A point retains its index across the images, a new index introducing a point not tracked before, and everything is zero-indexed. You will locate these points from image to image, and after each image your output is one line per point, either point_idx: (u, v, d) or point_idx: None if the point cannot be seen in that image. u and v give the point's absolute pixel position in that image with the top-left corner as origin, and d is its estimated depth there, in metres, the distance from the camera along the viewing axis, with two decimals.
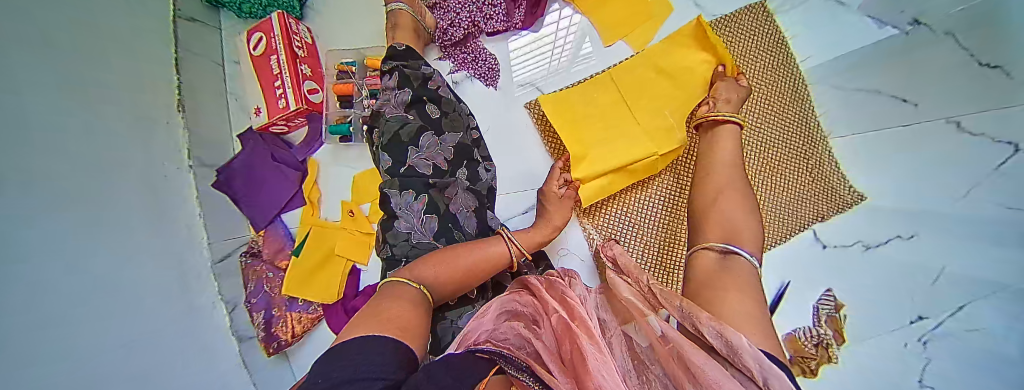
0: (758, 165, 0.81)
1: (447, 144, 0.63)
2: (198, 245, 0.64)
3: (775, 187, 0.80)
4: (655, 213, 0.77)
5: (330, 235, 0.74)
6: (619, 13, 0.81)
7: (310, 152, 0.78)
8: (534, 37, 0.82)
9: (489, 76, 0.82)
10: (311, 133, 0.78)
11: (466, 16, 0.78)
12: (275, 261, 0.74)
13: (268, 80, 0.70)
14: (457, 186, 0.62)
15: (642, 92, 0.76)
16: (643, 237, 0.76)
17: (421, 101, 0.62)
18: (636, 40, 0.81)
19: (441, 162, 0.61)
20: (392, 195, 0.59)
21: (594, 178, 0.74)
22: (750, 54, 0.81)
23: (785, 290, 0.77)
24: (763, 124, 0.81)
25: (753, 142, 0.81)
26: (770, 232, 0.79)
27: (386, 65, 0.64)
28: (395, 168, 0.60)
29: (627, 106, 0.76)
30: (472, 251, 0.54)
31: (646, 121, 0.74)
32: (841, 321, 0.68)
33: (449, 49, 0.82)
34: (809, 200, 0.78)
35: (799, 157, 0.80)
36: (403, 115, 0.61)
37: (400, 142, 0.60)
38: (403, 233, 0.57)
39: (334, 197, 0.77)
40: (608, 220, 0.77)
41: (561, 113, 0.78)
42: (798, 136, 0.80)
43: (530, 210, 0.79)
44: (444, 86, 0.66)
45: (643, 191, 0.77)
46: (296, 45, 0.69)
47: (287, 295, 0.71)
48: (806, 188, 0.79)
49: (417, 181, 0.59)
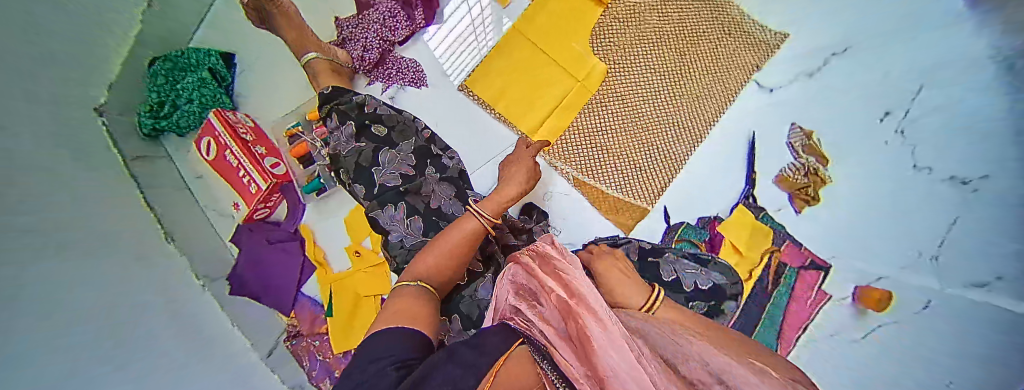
0: (681, 47, 0.86)
1: (405, 152, 0.66)
2: (244, 349, 0.67)
3: (703, 60, 0.85)
4: (608, 133, 0.81)
5: (348, 282, 0.78)
6: None
7: (298, 220, 0.81)
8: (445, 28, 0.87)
9: (418, 79, 0.86)
10: (291, 204, 0.80)
11: (375, 35, 0.82)
12: (314, 327, 0.78)
13: (232, 174, 0.74)
14: (430, 183, 0.65)
15: (552, 35, 0.84)
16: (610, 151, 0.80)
17: (365, 126, 0.66)
18: None
19: (407, 169, 0.65)
20: (377, 215, 0.63)
21: (541, 124, 0.82)
22: None
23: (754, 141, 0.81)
24: (668, 19, 0.86)
25: (668, 30, 0.86)
26: (716, 101, 0.83)
27: (322, 110, 0.68)
28: (370, 191, 0.64)
29: (545, 51, 0.84)
30: (453, 233, 0.59)
31: (562, 58, 0.83)
32: (816, 146, 0.73)
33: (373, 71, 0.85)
34: (739, 56, 0.83)
35: (715, 26, 0.85)
36: (356, 145, 0.65)
37: (364, 168, 0.64)
38: (397, 241, 0.62)
39: (336, 248, 0.81)
40: (573, 151, 0.81)
41: (492, 85, 0.85)
42: (700, 16, 0.86)
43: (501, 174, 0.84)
44: (382, 105, 0.68)
45: (592, 113, 0.82)
46: (241, 132, 0.71)
47: (339, 352, 0.75)
48: (731, 49, 0.84)
49: (391, 193, 0.63)
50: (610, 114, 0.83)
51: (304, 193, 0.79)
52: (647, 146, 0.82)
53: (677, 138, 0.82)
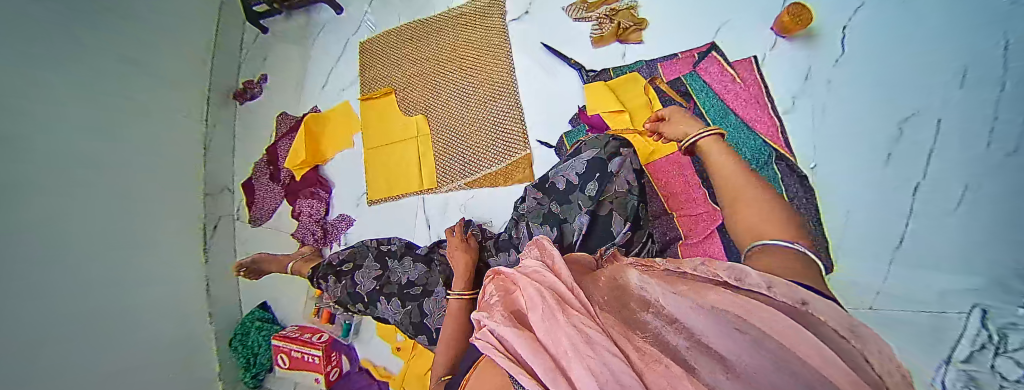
0: (454, 56, 0.98)
1: (368, 265, 0.89)
2: None
3: (473, 47, 0.96)
4: (461, 145, 0.95)
5: (408, 372, 0.92)
6: (332, 129, 1.11)
7: (357, 357, 1.00)
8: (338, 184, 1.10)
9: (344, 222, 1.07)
10: (347, 353, 1.00)
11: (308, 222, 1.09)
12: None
13: (304, 363, 0.97)
14: (392, 271, 0.86)
15: (382, 132, 1.04)
16: (472, 158, 0.93)
17: (339, 271, 0.90)
18: (351, 125, 1.09)
19: (374, 274, 0.87)
20: (376, 312, 0.84)
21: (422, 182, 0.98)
22: (383, 53, 1.08)
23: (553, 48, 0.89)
24: (428, 49, 1.02)
25: (436, 57, 1.01)
26: (503, 60, 0.92)
27: (314, 283, 0.94)
28: (363, 304, 0.86)
29: (384, 143, 1.03)
30: (451, 320, 0.69)
31: (399, 138, 1.02)
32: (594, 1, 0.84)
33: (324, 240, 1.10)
34: (490, 23, 0.95)
35: (459, 25, 0.99)
36: (340, 286, 0.89)
37: (352, 294, 0.87)
38: (395, 319, 0.82)
39: (386, 358, 0.96)
40: (450, 178, 0.95)
41: (379, 184, 1.02)
42: (442, 29, 1.00)
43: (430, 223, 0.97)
44: (343, 253, 0.94)
45: (441, 148, 0.97)
46: (297, 335, 1.00)
47: None
48: (481, 24, 0.96)
49: (373, 293, 0.85)
50: (452, 132, 0.96)
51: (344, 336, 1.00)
52: (491, 125, 0.92)
53: (499, 105, 0.92)
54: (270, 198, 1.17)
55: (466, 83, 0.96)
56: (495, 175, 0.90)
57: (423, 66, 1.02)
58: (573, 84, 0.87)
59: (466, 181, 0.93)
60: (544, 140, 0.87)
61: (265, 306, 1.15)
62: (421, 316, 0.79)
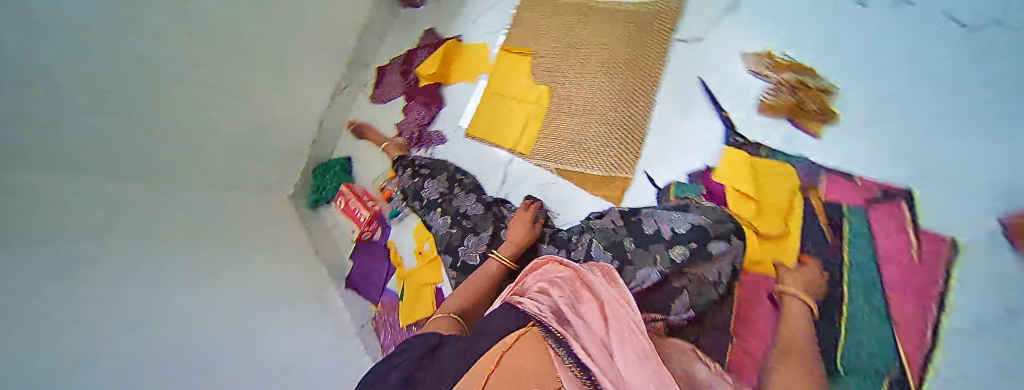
0: (603, 53, 0.97)
1: (440, 179, 0.98)
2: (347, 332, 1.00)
3: (625, 53, 0.93)
4: (571, 131, 0.94)
5: (416, 275, 1.04)
6: (466, 65, 1.18)
7: (387, 236, 1.14)
8: (449, 107, 1.18)
9: (437, 140, 1.15)
10: (383, 228, 1.15)
11: (410, 124, 1.18)
12: (391, 309, 1.04)
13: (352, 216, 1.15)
14: (457, 195, 0.94)
15: (508, 85, 1.08)
16: (573, 151, 0.91)
17: (417, 170, 1.01)
18: (483, 68, 1.14)
19: (442, 188, 0.96)
20: (428, 217, 0.95)
21: (520, 140, 1.00)
22: (537, 23, 1.11)
23: (710, 90, 0.80)
24: (595, 31, 1.00)
25: (585, 47, 1.00)
26: (649, 79, 0.88)
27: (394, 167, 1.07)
28: (421, 207, 0.97)
29: (503, 94, 1.07)
30: (481, 274, 0.72)
31: (519, 96, 1.04)
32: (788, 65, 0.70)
33: (418, 143, 1.18)
34: (655, 37, 0.91)
35: (623, 25, 0.96)
36: (410, 181, 1.01)
37: (416, 194, 0.99)
38: (438, 231, 0.91)
39: (408, 252, 1.10)
40: (542, 153, 0.95)
41: (482, 127, 1.06)
42: (617, 20, 0.98)
43: (505, 177, 1.00)
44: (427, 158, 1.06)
45: (550, 127, 0.97)
46: (359, 193, 1.17)
47: (405, 326, 0.98)
48: (644, 33, 0.92)
49: (433, 203, 0.95)
50: (567, 119, 0.95)
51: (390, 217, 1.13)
52: (604, 133, 0.90)
53: (631, 115, 0.88)
54: (389, 89, 1.27)
55: (602, 84, 0.94)
56: (581, 177, 0.88)
57: (580, 44, 1.01)
58: (711, 136, 0.78)
59: (552, 166, 0.93)
60: (651, 174, 0.82)
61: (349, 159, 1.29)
62: (458, 243, 0.87)
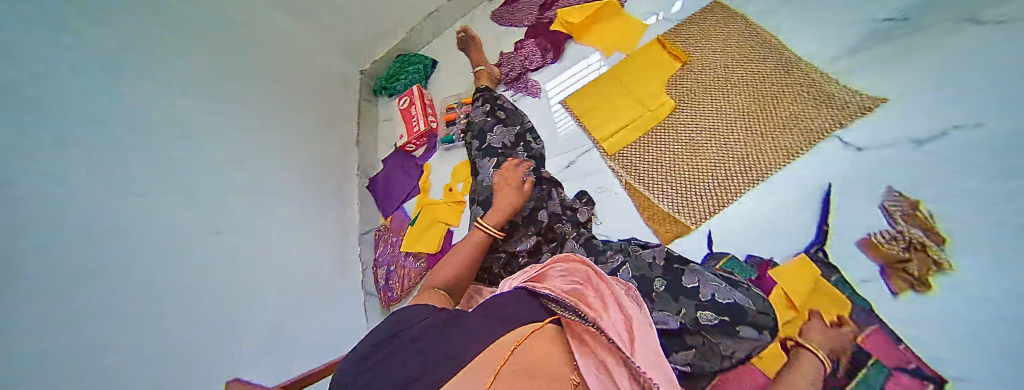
0: (744, 105, 0.85)
1: (511, 131, 0.92)
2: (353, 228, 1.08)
3: (765, 119, 0.81)
4: (665, 158, 0.88)
5: (436, 209, 1.03)
6: (611, 31, 1.06)
7: (428, 157, 1.13)
8: (563, 66, 1.09)
9: (533, 89, 1.09)
10: (429, 147, 1.13)
11: (516, 61, 1.12)
12: (397, 231, 1.07)
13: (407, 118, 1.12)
14: (518, 156, 0.89)
15: (633, 78, 0.97)
16: (654, 178, 0.86)
17: (494, 109, 0.95)
18: (625, 46, 1.02)
19: (508, 141, 0.91)
20: (479, 160, 0.91)
21: (611, 134, 0.94)
22: (704, 36, 0.96)
23: (830, 195, 0.69)
24: (749, 69, 0.87)
25: (731, 88, 0.88)
26: (778, 159, 0.76)
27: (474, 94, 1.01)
28: (479, 147, 0.92)
29: (623, 83, 0.97)
30: (462, 245, 0.71)
31: (639, 93, 0.95)
32: (923, 215, 0.58)
33: (512, 84, 1.12)
34: (820, 115, 0.75)
35: (791, 90, 0.81)
36: (482, 117, 0.96)
37: (482, 132, 0.94)
38: (481, 180, 0.88)
39: (440, 182, 1.08)
40: (626, 159, 0.91)
41: (584, 102, 1.00)
42: (785, 64, 0.84)
43: (575, 162, 0.96)
44: (508, 102, 0.99)
45: (645, 142, 0.91)
46: (425, 100, 1.12)
47: (405, 251, 1.00)
48: (811, 110, 0.77)
49: (493, 150, 0.91)
50: (664, 146, 0.89)
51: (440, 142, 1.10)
52: (694, 180, 0.83)
53: (730, 172, 0.80)
54: (519, 18, 1.20)
55: (721, 132, 0.85)
56: (648, 203, 0.85)
57: (726, 76, 0.89)
58: (790, 240, 0.70)
59: (630, 179, 0.88)
60: (713, 237, 0.77)
61: (434, 65, 1.24)
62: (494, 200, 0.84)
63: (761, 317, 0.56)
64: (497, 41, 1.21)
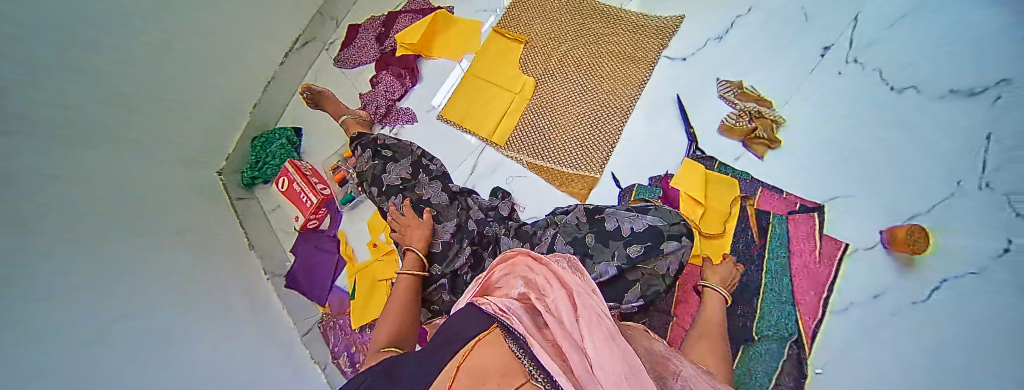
0: (591, 53, 1.00)
1: (404, 162, 0.90)
2: (289, 326, 0.93)
3: (613, 57, 0.98)
4: (550, 129, 0.94)
5: (369, 269, 0.97)
6: (452, 39, 1.11)
7: (337, 225, 1.07)
8: (425, 85, 1.11)
9: (407, 116, 1.07)
10: (333, 214, 1.07)
11: (379, 94, 1.09)
12: (342, 312, 0.97)
13: (297, 196, 1.04)
14: (421, 183, 0.88)
15: (492, 70, 1.04)
16: (549, 143, 0.92)
17: (378, 149, 0.92)
18: (471, 47, 1.09)
19: (404, 173, 0.89)
20: (385, 204, 0.89)
21: (494, 126, 0.98)
22: (530, 15, 1.09)
23: (683, 101, 0.88)
24: (574, 36, 1.03)
25: (574, 45, 1.02)
26: (636, 83, 0.93)
27: (352, 144, 0.97)
28: (381, 190, 0.90)
29: (485, 78, 1.03)
30: (392, 298, 0.71)
31: (502, 82, 1.02)
32: (748, 93, 0.82)
33: (384, 119, 1.09)
34: (648, 40, 0.97)
35: (619, 30, 1.00)
36: (370, 162, 0.92)
37: (377, 176, 0.91)
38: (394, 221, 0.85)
39: (361, 243, 1.03)
40: (518, 141, 0.95)
41: (458, 108, 1.02)
42: (604, 15, 1.04)
43: (475, 166, 0.98)
44: (388, 138, 0.96)
45: (528, 117, 0.98)
46: (305, 170, 1.04)
47: (358, 328, 0.91)
48: (639, 39, 0.97)
49: (394, 188, 0.89)
50: (545, 113, 0.96)
51: (342, 203, 1.06)
52: (583, 129, 0.92)
53: (604, 116, 0.91)
54: (364, 55, 1.17)
55: (584, 82, 0.97)
56: (551, 173, 0.90)
57: (560, 46, 1.03)
58: (675, 152, 0.84)
59: (528, 159, 0.92)
60: (617, 176, 0.86)
61: (299, 132, 1.15)
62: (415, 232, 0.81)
63: (675, 226, 0.63)
64: (352, 84, 1.17)
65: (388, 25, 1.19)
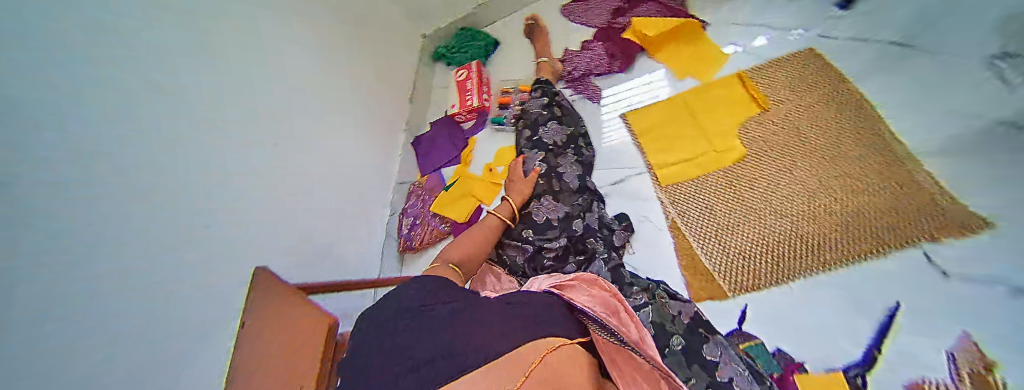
0: (820, 177, 0.71)
1: (563, 131, 0.91)
2: (390, 175, 1.06)
3: (842, 202, 0.66)
4: (716, 214, 0.77)
5: (471, 183, 1.02)
6: (693, 55, 0.96)
7: (474, 131, 1.09)
8: (629, 77, 1.00)
9: (593, 93, 1.00)
10: (478, 122, 1.09)
11: (584, 64, 1.04)
12: (429, 192, 1.04)
13: (462, 92, 1.10)
14: (565, 157, 0.89)
15: (706, 109, 0.85)
16: (700, 228, 0.78)
17: (554, 104, 0.92)
18: (706, 75, 0.90)
19: (558, 139, 0.90)
20: (526, 152, 0.91)
21: (666, 165, 0.85)
22: (792, 83, 0.83)
23: (897, 313, 0.55)
24: (843, 137, 0.72)
25: (811, 154, 0.74)
26: (836, 252, 0.63)
27: (534, 82, 0.96)
28: (531, 136, 0.92)
29: (693, 114, 0.86)
30: (478, 225, 0.80)
31: (706, 128, 0.83)
32: (994, 381, 0.46)
33: (571, 83, 1.04)
34: (895, 220, 0.61)
35: (875, 180, 0.66)
36: (541, 111, 0.92)
37: (536, 123, 0.92)
38: (525, 169, 0.89)
39: (481, 160, 1.05)
40: (681, 196, 0.82)
41: (648, 122, 0.91)
42: (879, 151, 0.68)
43: (625, 179, 0.90)
44: (568, 101, 0.95)
45: (699, 183, 0.81)
46: (484, 75, 1.11)
47: (432, 212, 1.00)
48: (884, 211, 0.62)
49: (543, 144, 0.90)
50: (717, 196, 0.79)
51: (491, 122, 1.05)
52: (745, 244, 0.71)
53: (785, 248, 0.67)
54: (591, 19, 1.12)
55: (784, 200, 0.72)
56: (688, 250, 0.78)
57: (810, 136, 0.76)
58: (838, 349, 0.57)
59: (675, 220, 0.81)
60: (748, 313, 0.65)
61: (497, 43, 1.20)
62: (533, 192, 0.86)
63: None
64: (563, 35, 1.14)
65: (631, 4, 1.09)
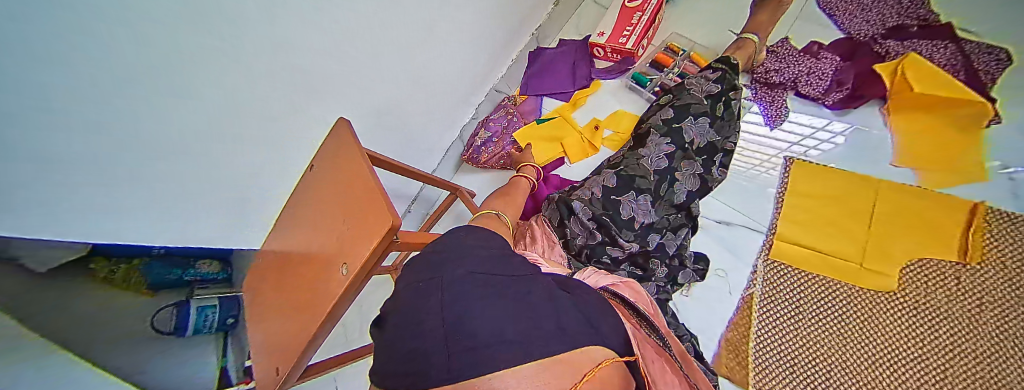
0: (959, 366, 0.59)
1: (710, 134, 0.70)
2: (493, 75, 0.91)
3: None
4: (813, 322, 0.66)
5: (568, 128, 0.87)
6: (934, 140, 0.70)
7: (604, 75, 0.91)
8: (829, 118, 0.76)
9: (774, 113, 0.78)
10: (617, 65, 0.90)
11: (793, 71, 0.78)
12: (521, 115, 0.91)
13: (621, 23, 0.87)
14: (692, 168, 0.69)
15: (892, 216, 0.67)
16: (786, 324, 0.67)
17: (720, 99, 0.71)
18: (929, 177, 0.68)
19: (698, 140, 0.70)
20: (653, 135, 0.70)
21: (796, 241, 0.71)
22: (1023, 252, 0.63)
23: None
24: (1015, 353, 0.58)
25: (972, 338, 0.60)
26: None
27: (716, 62, 0.75)
28: (675, 121, 0.69)
29: (871, 212, 0.68)
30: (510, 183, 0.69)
31: (874, 235, 0.67)
32: None
33: (758, 85, 0.81)
34: None
35: None
36: (700, 99, 0.71)
37: (686, 111, 0.69)
38: (641, 154, 0.69)
39: (592, 111, 0.89)
40: (787, 278, 0.70)
41: (811, 184, 0.73)
42: None
43: (736, 226, 0.74)
44: (738, 104, 0.75)
45: (818, 282, 0.68)
46: (657, 14, 0.86)
47: (512, 137, 0.88)
48: None
49: (681, 140, 0.68)
50: (831, 307, 0.66)
51: (631, 75, 0.87)
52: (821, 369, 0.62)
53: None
54: (853, 23, 0.81)
55: (903, 360, 0.60)
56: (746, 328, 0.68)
57: (982, 325, 0.60)
58: None
59: (757, 296, 0.69)
60: None
61: None
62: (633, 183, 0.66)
63: None
64: (798, 20, 0.85)
65: (926, 32, 0.76)
